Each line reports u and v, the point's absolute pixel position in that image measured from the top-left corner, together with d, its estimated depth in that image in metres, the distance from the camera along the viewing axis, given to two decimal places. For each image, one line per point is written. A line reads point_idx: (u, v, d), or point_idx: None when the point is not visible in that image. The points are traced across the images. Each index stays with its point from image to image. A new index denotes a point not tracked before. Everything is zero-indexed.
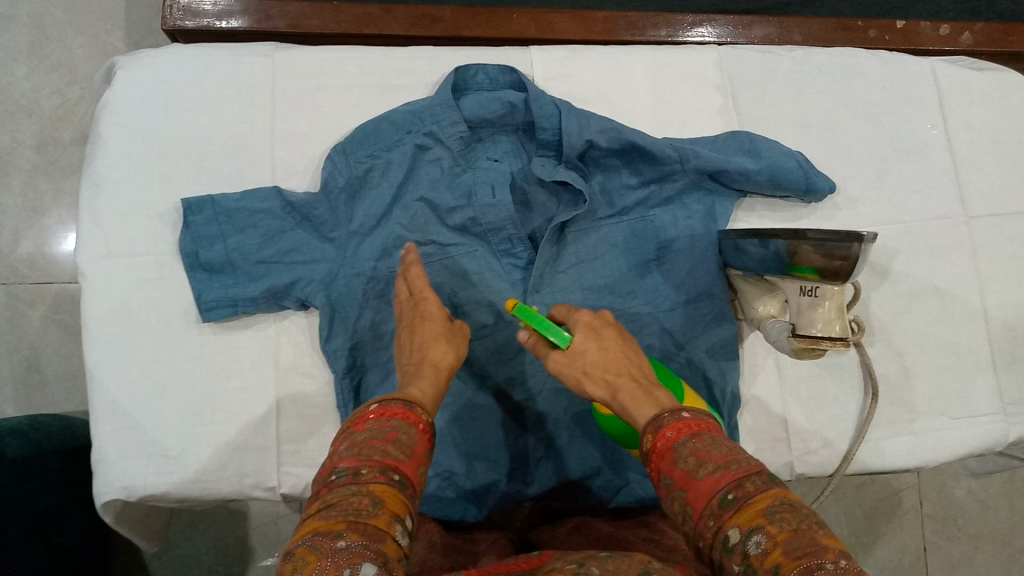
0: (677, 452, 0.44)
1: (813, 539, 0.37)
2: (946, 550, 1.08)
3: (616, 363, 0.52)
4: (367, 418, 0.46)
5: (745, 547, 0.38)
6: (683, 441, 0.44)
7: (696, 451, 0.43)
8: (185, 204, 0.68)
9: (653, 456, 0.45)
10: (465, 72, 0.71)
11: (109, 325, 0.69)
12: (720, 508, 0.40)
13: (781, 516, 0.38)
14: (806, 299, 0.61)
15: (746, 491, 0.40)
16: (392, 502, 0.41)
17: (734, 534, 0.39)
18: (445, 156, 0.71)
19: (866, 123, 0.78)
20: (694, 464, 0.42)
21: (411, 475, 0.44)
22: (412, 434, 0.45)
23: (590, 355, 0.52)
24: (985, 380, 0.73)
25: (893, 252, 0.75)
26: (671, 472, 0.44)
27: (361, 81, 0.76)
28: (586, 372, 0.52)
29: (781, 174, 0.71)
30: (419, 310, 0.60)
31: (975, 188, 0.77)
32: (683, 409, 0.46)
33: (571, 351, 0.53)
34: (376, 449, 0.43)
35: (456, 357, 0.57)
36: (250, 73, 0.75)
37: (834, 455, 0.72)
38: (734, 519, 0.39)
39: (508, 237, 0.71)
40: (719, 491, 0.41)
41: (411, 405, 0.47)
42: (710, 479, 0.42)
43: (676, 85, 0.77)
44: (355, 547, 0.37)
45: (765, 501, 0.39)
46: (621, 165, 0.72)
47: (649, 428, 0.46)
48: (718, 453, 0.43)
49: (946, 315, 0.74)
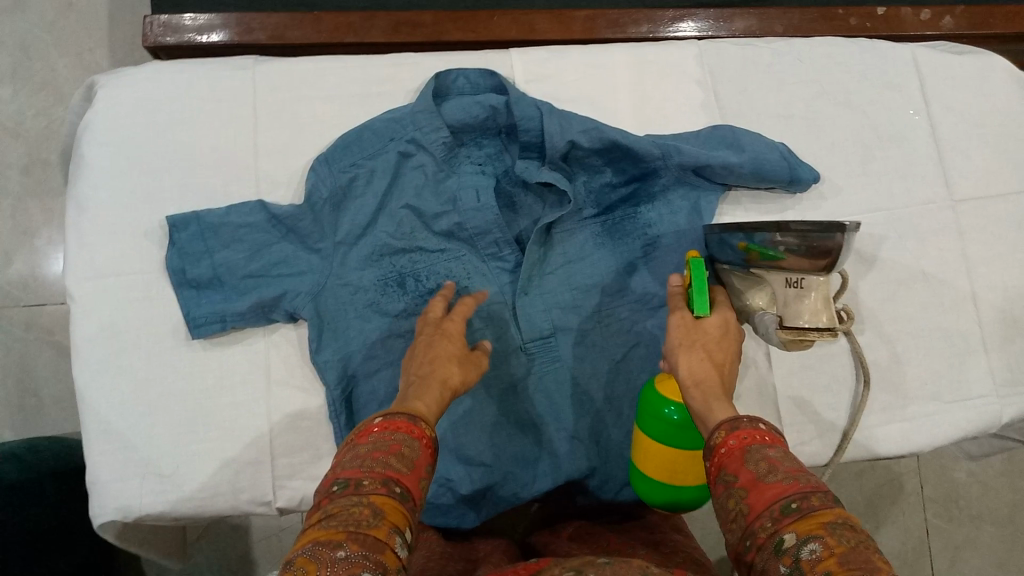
0: (749, 454, 0.43)
1: (868, 557, 0.36)
2: (949, 533, 1.08)
3: (723, 358, 0.53)
4: (371, 430, 0.45)
5: (798, 552, 0.37)
6: (757, 445, 0.43)
7: (769, 458, 0.42)
8: (170, 221, 0.68)
9: (721, 453, 0.44)
10: (445, 78, 0.71)
11: (99, 346, 0.69)
12: (782, 514, 0.40)
13: (842, 531, 0.38)
14: (792, 291, 0.61)
15: (812, 504, 0.39)
16: (393, 514, 0.40)
17: (790, 538, 0.38)
18: (428, 163, 0.71)
19: (849, 112, 0.78)
20: (764, 469, 0.42)
21: (413, 488, 0.43)
22: (416, 448, 0.44)
23: (707, 339, 0.54)
24: (977, 363, 0.73)
25: (880, 239, 0.75)
26: (736, 471, 0.43)
27: (342, 90, 0.76)
28: (695, 344, 0.53)
29: (763, 166, 0.71)
30: (442, 327, 0.59)
31: (960, 172, 0.77)
32: (762, 420, 0.45)
33: (699, 325, 0.55)
34: (379, 461, 0.43)
35: (463, 381, 0.54)
36: (230, 87, 0.75)
37: (829, 445, 0.72)
38: (793, 525, 0.39)
39: (494, 241, 0.71)
40: (782, 498, 0.40)
41: (416, 418, 0.46)
42: (778, 485, 0.41)
43: (656, 82, 0.77)
44: (355, 558, 0.37)
45: (829, 515, 0.38)
46: (604, 165, 0.72)
47: (724, 424, 0.45)
48: (791, 466, 0.42)
49: (936, 301, 0.74)
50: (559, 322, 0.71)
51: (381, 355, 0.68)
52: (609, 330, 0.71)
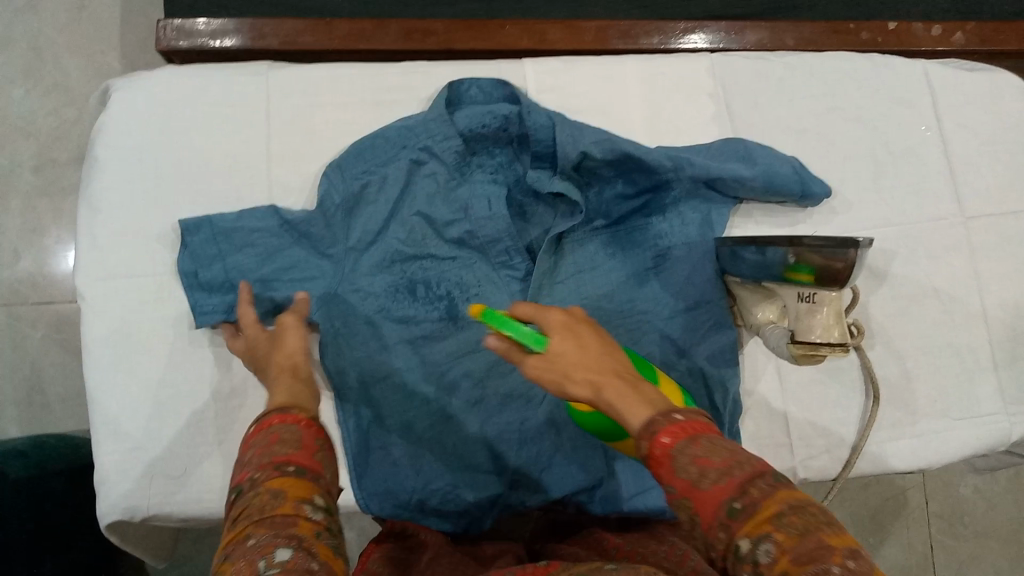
0: (676, 461, 0.38)
1: (820, 541, 0.35)
2: (953, 549, 1.08)
3: (599, 363, 0.43)
4: (252, 434, 0.44)
5: (755, 557, 0.35)
6: (681, 446, 0.38)
7: (696, 457, 0.38)
8: (183, 224, 0.69)
9: (654, 464, 0.39)
10: (458, 87, 0.72)
11: (109, 348, 0.69)
12: (728, 518, 0.36)
13: (789, 521, 0.35)
14: (803, 306, 0.60)
15: (753, 498, 0.36)
16: (294, 489, 0.40)
17: (744, 543, 0.35)
18: (440, 171, 0.71)
19: (860, 126, 0.78)
20: (697, 472, 0.38)
21: (309, 463, 0.42)
22: (296, 430, 0.43)
23: (570, 357, 0.43)
24: (988, 380, 0.73)
25: (891, 254, 0.74)
26: (673, 480, 0.38)
27: (355, 97, 0.76)
28: (569, 375, 0.42)
29: (775, 180, 0.71)
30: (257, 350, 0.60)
31: (971, 189, 0.77)
32: (676, 411, 0.40)
33: (550, 355, 0.43)
34: (264, 453, 0.42)
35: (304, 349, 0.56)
36: (244, 92, 0.75)
37: (837, 459, 0.72)
38: (743, 529, 0.36)
39: (506, 249, 0.71)
40: (723, 500, 0.37)
41: (288, 406, 0.45)
42: (714, 487, 0.37)
43: (669, 94, 0.78)
44: (265, 540, 0.37)
45: (773, 505, 0.36)
46: (615, 176, 0.72)
47: (644, 436, 0.40)
48: (720, 458, 0.38)
49: (947, 317, 0.74)
50: None
51: (391, 362, 0.68)
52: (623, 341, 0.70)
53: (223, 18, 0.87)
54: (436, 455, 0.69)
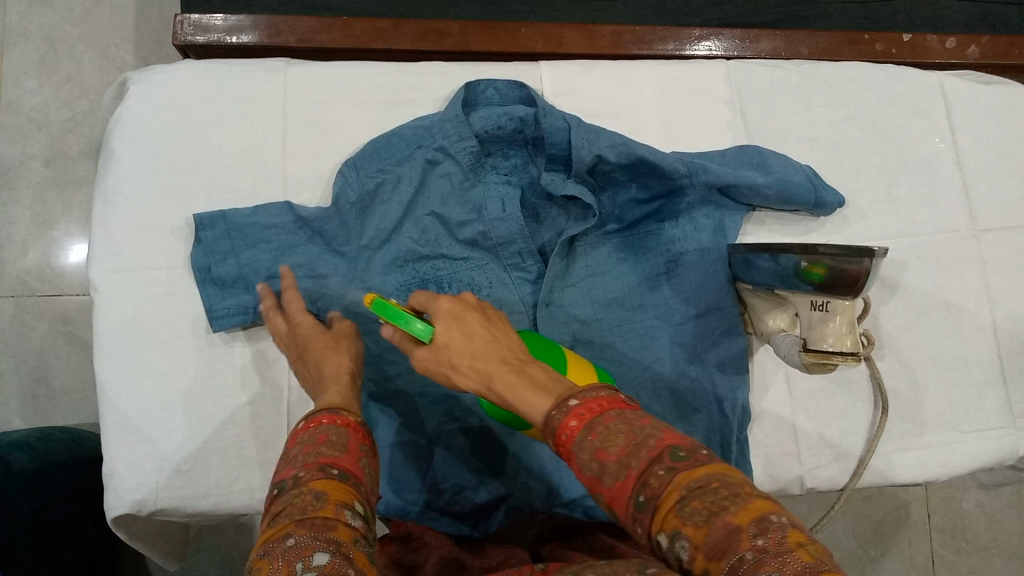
0: (579, 459, 0.40)
1: (725, 526, 0.34)
2: (954, 562, 1.08)
3: (484, 349, 0.46)
4: (298, 435, 0.48)
5: (675, 553, 0.36)
6: (580, 439, 0.40)
7: (596, 451, 0.39)
8: (197, 219, 0.69)
9: (565, 459, 0.41)
10: (475, 89, 0.72)
11: (121, 340, 0.69)
12: (640, 511, 0.37)
13: (692, 508, 0.35)
14: (817, 314, 0.60)
15: (653, 489, 0.37)
16: (337, 494, 0.42)
17: (661, 538, 0.36)
18: (454, 171, 0.72)
19: (875, 137, 0.78)
20: (599, 467, 0.39)
21: (351, 468, 0.45)
22: (344, 433, 0.48)
23: (455, 347, 0.46)
24: (996, 394, 0.73)
25: (903, 266, 0.75)
26: (586, 477, 0.40)
27: (371, 95, 0.76)
28: (456, 364, 0.46)
29: (790, 189, 0.71)
30: (301, 341, 0.63)
31: (984, 202, 0.77)
32: (572, 396, 0.42)
33: (437, 346, 0.47)
34: (311, 454, 0.45)
35: (351, 361, 0.60)
36: (261, 88, 0.76)
37: (845, 469, 0.72)
38: (654, 523, 0.37)
39: (518, 252, 0.72)
40: (631, 495, 0.38)
41: (336, 410, 0.50)
42: (619, 484, 0.38)
43: (684, 100, 0.78)
44: (305, 541, 0.38)
45: (675, 494, 0.36)
46: (629, 181, 0.72)
47: (546, 430, 0.42)
48: (615, 448, 0.39)
49: (957, 330, 0.74)
50: (579, 335, 0.71)
51: (403, 360, 0.69)
52: (632, 345, 0.71)
53: (240, 14, 0.87)
54: (444, 455, 0.69)
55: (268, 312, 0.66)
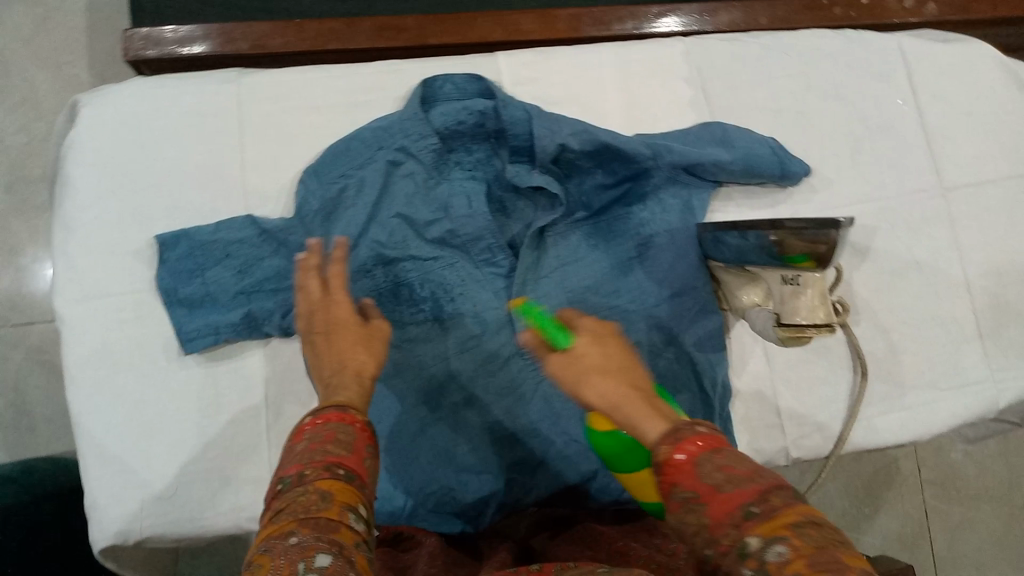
0: (700, 466, 0.37)
1: (838, 557, 0.32)
2: (947, 513, 1.10)
3: (619, 369, 0.45)
4: (303, 428, 0.44)
5: (763, 555, 0.33)
6: (705, 455, 0.38)
7: (721, 466, 0.37)
8: (160, 240, 0.69)
9: (672, 466, 0.38)
10: (432, 85, 0.71)
11: (93, 370, 0.68)
12: (743, 517, 0.35)
13: (809, 529, 0.33)
14: (788, 289, 0.60)
15: (774, 504, 0.35)
16: (342, 493, 0.39)
17: (753, 541, 0.34)
18: (418, 170, 0.71)
19: (837, 104, 0.77)
20: (722, 479, 0.36)
21: (358, 468, 0.42)
22: (351, 432, 0.43)
23: (591, 359, 0.46)
24: (973, 350, 0.74)
25: (872, 230, 0.75)
26: (692, 485, 0.37)
27: (328, 100, 0.75)
28: (587, 374, 0.45)
29: (755, 163, 0.71)
30: (331, 316, 0.55)
31: (950, 159, 0.77)
32: (699, 425, 0.40)
33: (573, 352, 0.47)
34: (318, 450, 0.42)
35: (374, 364, 0.52)
36: (214, 101, 0.74)
37: (828, 437, 0.72)
38: (757, 528, 0.34)
39: (488, 247, 0.71)
40: (741, 503, 0.35)
41: (345, 406, 0.46)
42: (734, 492, 0.36)
43: (645, 81, 0.77)
44: (307, 542, 0.36)
45: (794, 514, 0.34)
46: (595, 167, 0.71)
47: (665, 439, 0.40)
48: (750, 471, 0.37)
49: (931, 290, 0.74)
50: None
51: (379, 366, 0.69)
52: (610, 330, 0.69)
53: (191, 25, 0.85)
54: (430, 458, 0.69)
55: (305, 272, 0.57)
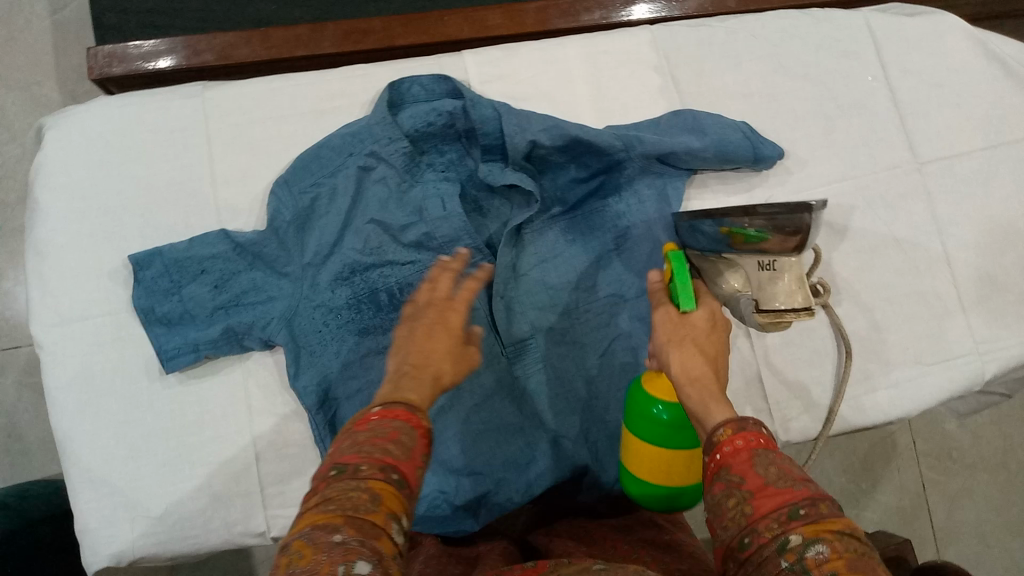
0: (760, 460, 0.42)
1: (875, 568, 0.35)
2: (945, 484, 1.10)
3: (711, 349, 0.53)
4: (370, 418, 0.46)
5: (803, 551, 0.36)
6: (765, 450, 0.42)
7: (778, 463, 0.41)
8: (133, 259, 0.68)
9: (725, 450, 0.43)
10: (399, 87, 0.71)
11: (74, 394, 0.67)
12: (790, 517, 0.38)
13: (849, 539, 0.37)
14: (764, 274, 0.59)
15: (822, 510, 0.38)
16: (390, 500, 0.41)
17: (797, 538, 0.37)
18: (390, 174, 0.70)
19: (808, 84, 0.77)
20: (775, 474, 0.40)
21: (410, 476, 0.43)
22: (414, 437, 0.45)
23: (696, 333, 0.54)
24: (956, 323, 0.74)
25: (849, 209, 0.75)
26: (740, 470, 0.42)
27: (296, 109, 0.74)
28: (683, 339, 0.53)
29: (727, 149, 0.70)
30: (443, 318, 0.56)
31: (923, 134, 0.77)
32: (765, 427, 0.45)
33: (685, 319, 0.55)
34: (378, 447, 0.43)
35: (456, 377, 0.54)
36: (181, 116, 0.73)
37: (816, 418, 0.72)
38: (801, 527, 0.37)
39: (465, 248, 0.70)
40: (792, 502, 0.39)
41: (415, 408, 0.47)
42: (787, 489, 0.39)
43: (613, 71, 0.77)
44: (351, 543, 0.37)
45: (840, 523, 0.37)
46: (567, 161, 0.71)
47: (732, 423, 0.44)
48: (799, 472, 0.41)
49: (911, 265, 0.74)
50: (539, 323, 0.71)
51: (360, 375, 0.67)
52: (595, 323, 0.71)
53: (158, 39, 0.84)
54: None
55: (443, 269, 0.61)
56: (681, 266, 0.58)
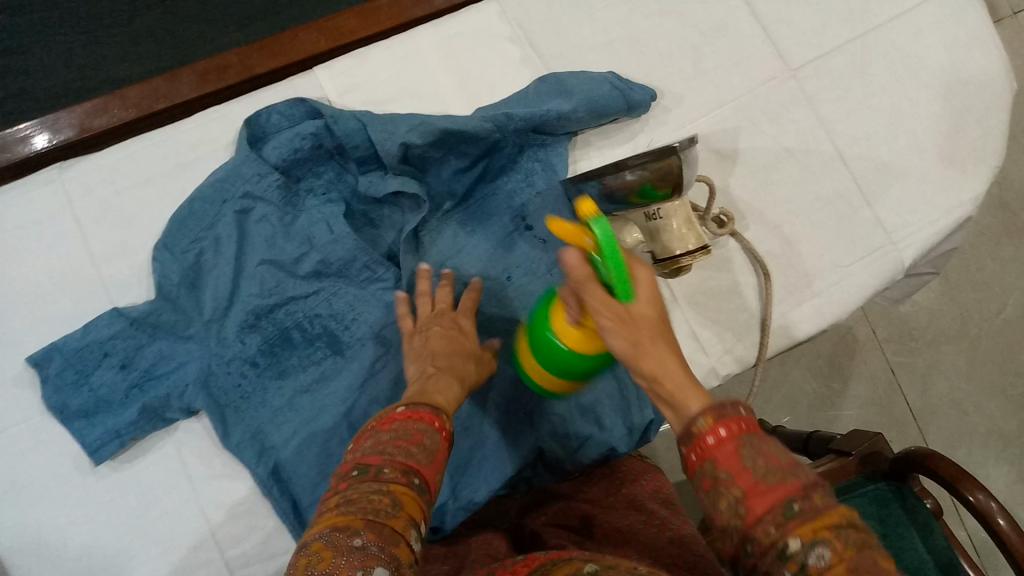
0: (744, 449, 0.38)
1: (875, 561, 0.34)
2: (911, 364, 1.12)
3: (666, 332, 0.45)
4: (393, 418, 0.46)
5: (804, 559, 0.34)
6: (748, 437, 0.39)
7: (765, 453, 0.38)
8: (32, 361, 0.66)
9: (707, 441, 0.39)
10: (257, 121, 0.69)
11: (8, 510, 0.65)
12: (785, 517, 0.36)
13: (851, 533, 0.34)
14: (654, 225, 0.60)
15: (815, 505, 0.36)
16: (410, 505, 0.41)
17: (795, 543, 0.35)
18: (270, 211, 0.68)
19: (666, 18, 0.76)
20: (763, 467, 0.37)
21: (430, 481, 0.44)
22: (436, 442, 0.46)
23: (651, 324, 0.44)
24: (865, 219, 0.74)
25: (735, 132, 0.74)
26: (725, 462, 0.38)
27: (160, 167, 0.72)
28: (642, 339, 0.44)
29: (598, 104, 0.70)
30: (455, 322, 0.59)
31: (790, 39, 0.76)
32: (741, 404, 0.41)
33: (634, 312, 0.44)
34: (401, 450, 0.44)
35: (477, 379, 0.57)
36: (47, 204, 0.71)
37: (751, 345, 0.73)
38: (798, 529, 0.35)
39: (365, 265, 0.69)
40: (784, 499, 0.36)
41: (437, 411, 0.48)
42: (779, 485, 0.37)
43: (471, 52, 0.75)
44: (372, 547, 0.37)
45: (835, 517, 0.35)
46: (445, 154, 0.70)
47: (710, 410, 0.40)
48: (787, 457, 0.38)
49: (807, 172, 0.74)
50: None
51: (291, 418, 0.66)
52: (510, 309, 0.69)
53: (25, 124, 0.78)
54: None
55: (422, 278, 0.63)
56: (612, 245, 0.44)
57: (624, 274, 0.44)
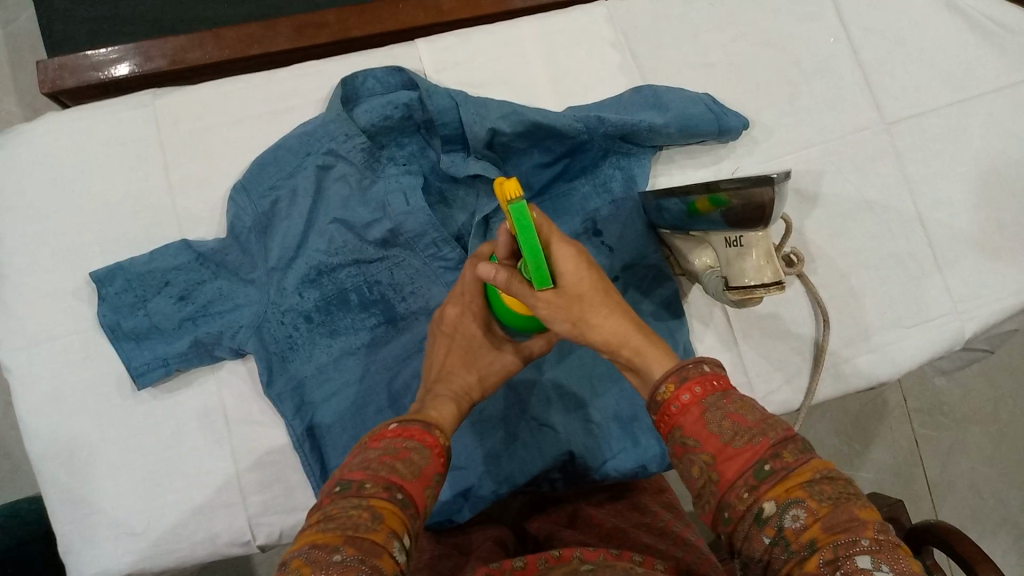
0: (710, 413, 0.43)
1: (851, 515, 0.38)
2: (937, 439, 1.10)
3: (601, 299, 0.49)
4: (384, 435, 0.46)
5: (781, 521, 0.39)
6: (714, 400, 0.44)
7: (730, 414, 0.43)
8: (94, 277, 0.66)
9: (674, 409, 0.45)
10: (352, 82, 0.68)
11: (46, 417, 0.66)
12: (757, 480, 0.40)
13: (821, 487, 0.39)
14: (732, 250, 0.60)
15: (785, 462, 0.40)
16: (393, 518, 0.41)
17: (769, 506, 0.39)
18: (350, 171, 0.69)
19: (769, 50, 0.76)
20: (729, 431, 0.43)
21: (416, 496, 0.44)
22: (426, 456, 0.46)
23: (583, 300, 0.49)
24: (933, 284, 0.73)
25: (820, 174, 0.74)
26: (694, 430, 0.44)
27: (249, 111, 0.73)
28: (581, 314, 0.49)
29: (690, 123, 0.70)
30: (456, 325, 0.59)
31: (889, 92, 0.75)
32: (704, 361, 0.46)
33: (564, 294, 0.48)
34: (386, 465, 0.43)
35: (482, 385, 0.58)
36: (134, 127, 0.72)
37: (797, 389, 0.72)
38: (770, 493, 0.40)
39: (433, 242, 0.68)
40: (755, 462, 0.41)
41: (428, 426, 0.47)
42: (747, 448, 0.42)
43: (571, 51, 0.75)
44: (350, 562, 0.37)
45: (806, 474, 0.40)
46: (530, 147, 0.70)
47: (673, 376, 0.45)
48: (753, 418, 0.43)
49: (884, 228, 0.73)
50: None
51: (334, 376, 0.67)
52: None
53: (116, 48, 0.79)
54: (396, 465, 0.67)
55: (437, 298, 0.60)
56: (528, 246, 0.43)
57: (532, 241, 0.43)
